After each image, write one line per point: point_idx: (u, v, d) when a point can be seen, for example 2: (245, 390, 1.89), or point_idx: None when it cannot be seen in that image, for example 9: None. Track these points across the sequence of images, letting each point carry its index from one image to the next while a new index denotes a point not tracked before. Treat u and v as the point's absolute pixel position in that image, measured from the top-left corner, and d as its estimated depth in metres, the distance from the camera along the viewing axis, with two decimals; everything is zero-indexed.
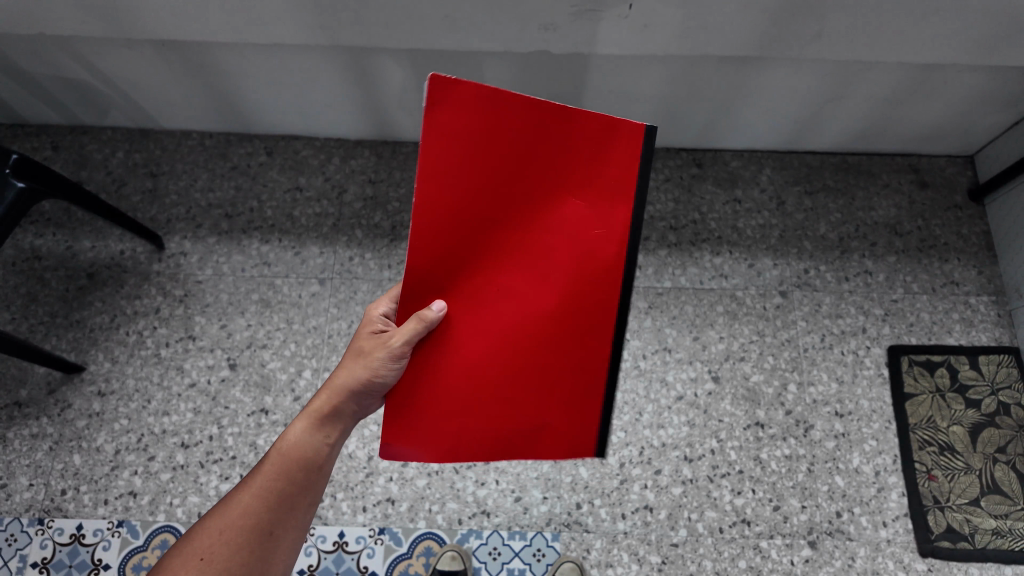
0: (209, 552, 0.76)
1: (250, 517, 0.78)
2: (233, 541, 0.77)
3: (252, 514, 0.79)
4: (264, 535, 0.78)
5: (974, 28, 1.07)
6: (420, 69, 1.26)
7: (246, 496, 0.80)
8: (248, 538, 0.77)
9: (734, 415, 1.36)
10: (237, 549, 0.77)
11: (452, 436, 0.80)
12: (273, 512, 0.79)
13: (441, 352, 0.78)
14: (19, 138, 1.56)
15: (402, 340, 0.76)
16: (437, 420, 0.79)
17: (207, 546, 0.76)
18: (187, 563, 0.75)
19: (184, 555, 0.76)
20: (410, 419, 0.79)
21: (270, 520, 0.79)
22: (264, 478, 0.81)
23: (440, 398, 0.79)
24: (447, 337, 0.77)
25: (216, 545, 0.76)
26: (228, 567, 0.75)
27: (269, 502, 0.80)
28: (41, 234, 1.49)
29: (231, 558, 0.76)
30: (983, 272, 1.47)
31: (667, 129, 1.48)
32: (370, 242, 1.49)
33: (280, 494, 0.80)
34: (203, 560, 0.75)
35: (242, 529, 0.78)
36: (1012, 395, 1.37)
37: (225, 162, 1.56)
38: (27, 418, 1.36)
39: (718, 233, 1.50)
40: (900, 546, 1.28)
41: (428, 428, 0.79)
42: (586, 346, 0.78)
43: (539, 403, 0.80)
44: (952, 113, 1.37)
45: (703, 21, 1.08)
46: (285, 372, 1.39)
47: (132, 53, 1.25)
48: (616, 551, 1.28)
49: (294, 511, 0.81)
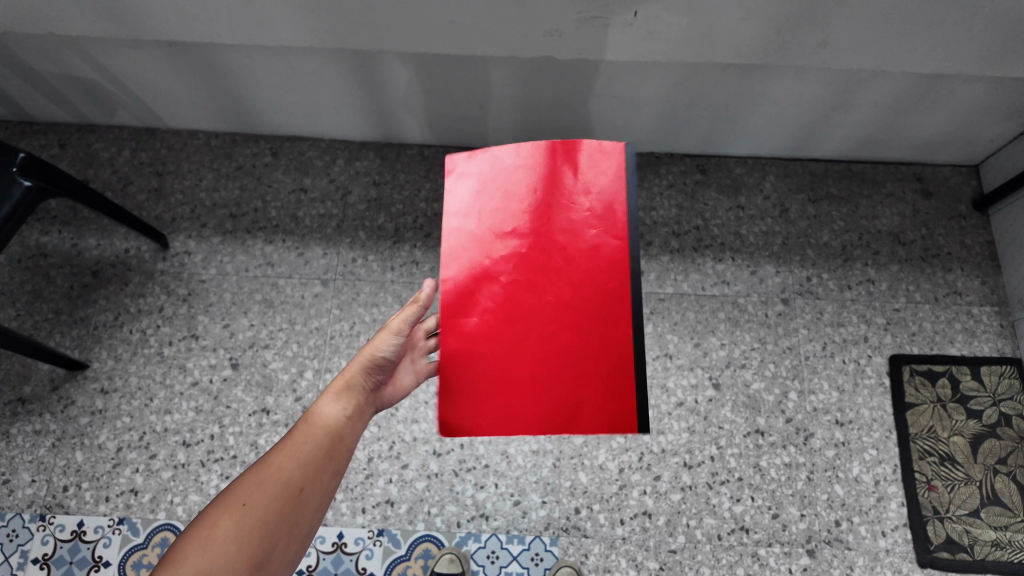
0: (247, 502, 0.77)
1: (286, 475, 0.79)
2: (269, 499, 0.77)
3: (290, 473, 0.80)
4: (297, 496, 0.79)
5: (980, 39, 1.07)
6: (426, 71, 1.27)
7: (284, 457, 0.81)
8: (283, 494, 0.78)
9: (734, 422, 1.36)
10: (278, 500, 0.78)
11: (505, 414, 0.81)
12: (308, 474, 0.80)
13: (482, 338, 0.83)
14: (26, 136, 1.57)
15: (400, 321, 0.86)
16: (485, 395, 0.82)
17: (244, 497, 0.77)
18: (225, 511, 0.76)
19: (222, 505, 0.77)
20: (474, 400, 0.82)
21: (300, 480, 0.80)
22: (300, 441, 0.83)
23: (486, 380, 0.82)
24: (490, 327, 0.83)
25: (255, 494, 0.77)
26: (267, 516, 0.76)
27: (301, 463, 0.81)
28: (47, 232, 1.50)
29: (266, 508, 0.76)
30: (986, 283, 1.47)
31: (671, 136, 1.48)
32: (373, 244, 1.50)
33: (314, 456, 0.82)
34: (243, 508, 0.76)
35: (278, 485, 0.79)
36: (1014, 407, 1.36)
37: (230, 162, 1.56)
38: (30, 415, 1.37)
39: (721, 240, 1.50)
40: (899, 557, 1.28)
41: (486, 408, 0.82)
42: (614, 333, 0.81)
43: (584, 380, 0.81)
44: (956, 123, 1.38)
45: (708, 31, 1.08)
46: (287, 373, 1.40)
47: (141, 53, 1.27)
48: (613, 557, 1.28)
49: (327, 475, 0.82)
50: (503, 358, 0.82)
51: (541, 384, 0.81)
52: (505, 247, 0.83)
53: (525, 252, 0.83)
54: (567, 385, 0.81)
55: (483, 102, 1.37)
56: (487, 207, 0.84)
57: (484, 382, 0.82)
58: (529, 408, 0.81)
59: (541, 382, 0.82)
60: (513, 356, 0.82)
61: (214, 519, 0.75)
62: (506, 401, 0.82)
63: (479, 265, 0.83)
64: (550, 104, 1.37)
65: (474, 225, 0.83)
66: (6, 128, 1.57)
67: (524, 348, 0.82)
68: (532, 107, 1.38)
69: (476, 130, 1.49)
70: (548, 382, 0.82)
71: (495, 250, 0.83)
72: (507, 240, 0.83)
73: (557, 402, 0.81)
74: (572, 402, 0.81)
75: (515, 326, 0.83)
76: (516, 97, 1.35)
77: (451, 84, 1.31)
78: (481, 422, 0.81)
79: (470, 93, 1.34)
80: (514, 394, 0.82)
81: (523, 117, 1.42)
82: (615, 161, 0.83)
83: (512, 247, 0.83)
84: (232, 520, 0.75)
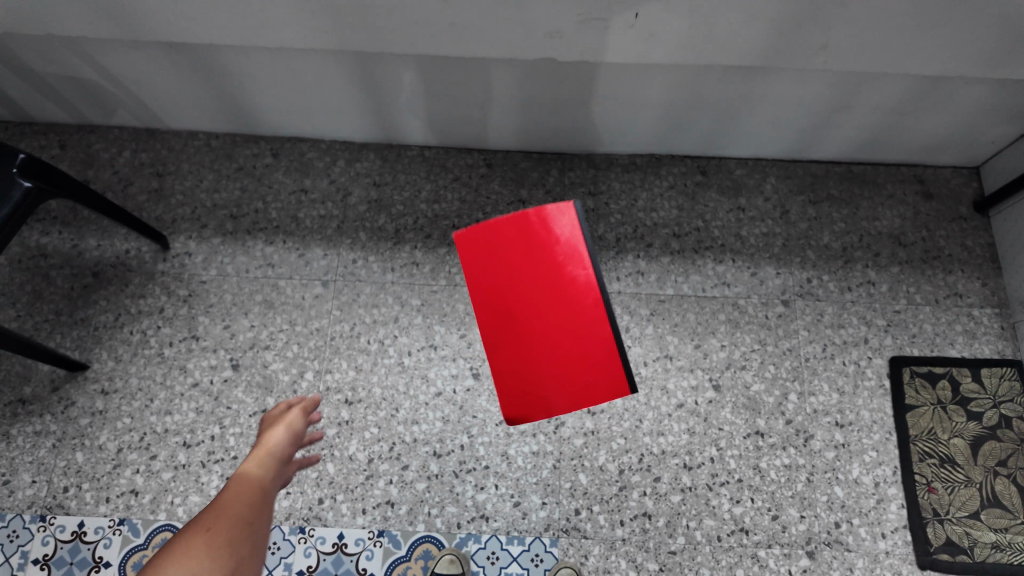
0: (208, 531, 0.80)
1: (236, 510, 0.85)
2: (240, 518, 0.84)
3: (239, 513, 0.85)
4: (247, 526, 0.84)
5: (983, 40, 1.06)
6: (427, 72, 1.27)
7: (228, 502, 0.86)
8: (237, 525, 0.83)
9: (734, 424, 1.36)
10: (234, 530, 0.81)
11: (544, 406, 0.94)
12: (252, 511, 0.86)
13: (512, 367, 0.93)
14: (26, 136, 1.57)
15: (276, 434, 1.03)
16: (523, 397, 0.94)
17: (203, 526, 0.81)
18: (185, 543, 0.78)
19: (182, 540, 0.79)
20: (517, 399, 0.94)
21: (249, 516, 0.85)
22: (234, 491, 0.89)
23: (520, 387, 0.94)
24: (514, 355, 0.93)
25: (216, 523, 0.82)
26: (231, 536, 0.81)
27: (248, 503, 0.87)
28: (47, 232, 1.50)
29: (227, 536, 0.80)
30: (986, 285, 1.46)
31: (672, 138, 1.48)
32: (373, 245, 1.50)
33: (253, 499, 0.88)
34: (207, 534, 0.79)
35: (232, 517, 0.83)
36: (1014, 409, 1.37)
37: (231, 163, 1.56)
38: (30, 415, 1.37)
39: (721, 241, 1.50)
40: (899, 558, 1.28)
41: (530, 404, 0.94)
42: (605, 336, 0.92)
43: (592, 372, 0.93)
44: (958, 125, 1.38)
45: (709, 33, 1.08)
46: (287, 374, 1.40)
47: (142, 53, 1.27)
48: (613, 558, 1.28)
49: (267, 513, 0.88)
50: (517, 374, 0.94)
51: (561, 387, 0.93)
52: (515, 299, 0.92)
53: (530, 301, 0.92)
54: (578, 381, 0.93)
55: (484, 103, 1.37)
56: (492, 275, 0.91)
57: (520, 390, 0.94)
58: (552, 404, 0.93)
59: (556, 383, 0.93)
60: (527, 370, 0.93)
61: (175, 555, 0.77)
62: (534, 401, 0.94)
63: (496, 313, 0.92)
64: (551, 105, 1.36)
65: (484, 289, 0.92)
66: (6, 129, 1.57)
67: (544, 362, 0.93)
68: (533, 108, 1.38)
69: (476, 132, 1.49)
70: (568, 380, 0.93)
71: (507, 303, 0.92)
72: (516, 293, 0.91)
73: (575, 395, 0.93)
74: (586, 392, 0.93)
75: (519, 349, 0.93)
76: (517, 99, 1.35)
77: (452, 85, 1.31)
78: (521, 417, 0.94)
79: (470, 94, 1.34)
80: (546, 392, 0.93)
81: (524, 118, 1.42)
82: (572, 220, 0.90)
83: (521, 299, 0.92)
84: (201, 543, 0.78)
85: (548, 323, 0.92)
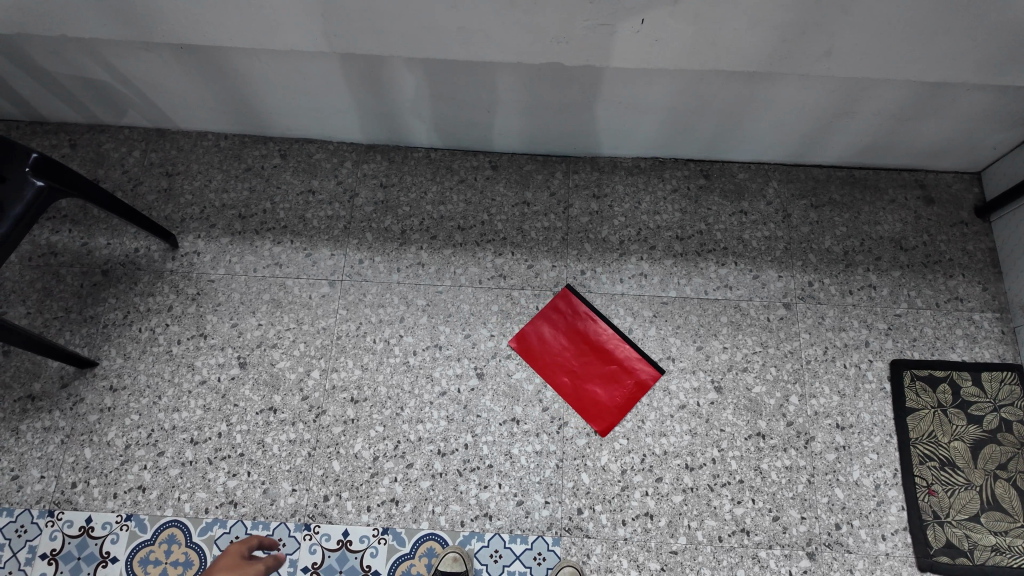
0: None
1: None
2: None
3: None
4: None
5: (983, 48, 1.08)
6: (434, 75, 1.29)
7: None
8: None
9: (735, 425, 1.38)
10: None
11: (618, 411, 1.38)
12: None
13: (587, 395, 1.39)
14: (38, 135, 1.59)
15: None
16: (604, 411, 1.38)
17: None
18: None
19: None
20: (601, 415, 1.38)
21: None
22: None
23: (599, 407, 1.38)
24: (584, 388, 1.40)
25: None
26: None
27: None
28: (58, 230, 1.52)
29: None
30: (987, 289, 1.48)
31: (675, 142, 1.50)
32: (380, 246, 1.51)
33: None
34: None
35: None
36: (1014, 412, 1.38)
37: (239, 164, 1.58)
38: (39, 411, 1.39)
39: (724, 244, 1.51)
40: (898, 560, 1.29)
41: (611, 415, 1.38)
42: (625, 353, 1.42)
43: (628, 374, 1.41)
44: (959, 130, 1.39)
45: (714, 38, 1.10)
46: (294, 372, 1.42)
47: (155, 55, 1.29)
48: (615, 557, 1.29)
49: None
50: (584, 401, 1.39)
51: (619, 394, 1.39)
52: (565, 358, 1.42)
53: (573, 355, 1.42)
54: (624, 387, 1.40)
55: (490, 106, 1.39)
56: (546, 347, 1.43)
57: (601, 410, 1.38)
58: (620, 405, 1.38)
59: (609, 398, 1.39)
60: (596, 398, 1.39)
61: None
62: (605, 412, 1.38)
63: (559, 372, 1.41)
64: (557, 108, 1.38)
65: (544, 359, 1.42)
66: (18, 128, 1.59)
67: (603, 384, 1.40)
68: (538, 112, 1.40)
69: (482, 134, 1.51)
70: (618, 387, 1.40)
71: (562, 362, 1.42)
72: (564, 355, 1.42)
73: (628, 393, 1.39)
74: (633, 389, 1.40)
75: (581, 388, 1.40)
76: (523, 102, 1.37)
77: (458, 89, 1.33)
78: (605, 425, 1.37)
79: (477, 97, 1.36)
80: (613, 402, 1.39)
81: (529, 121, 1.44)
82: (570, 300, 1.46)
83: (569, 357, 1.42)
84: None
85: (590, 364, 1.42)
